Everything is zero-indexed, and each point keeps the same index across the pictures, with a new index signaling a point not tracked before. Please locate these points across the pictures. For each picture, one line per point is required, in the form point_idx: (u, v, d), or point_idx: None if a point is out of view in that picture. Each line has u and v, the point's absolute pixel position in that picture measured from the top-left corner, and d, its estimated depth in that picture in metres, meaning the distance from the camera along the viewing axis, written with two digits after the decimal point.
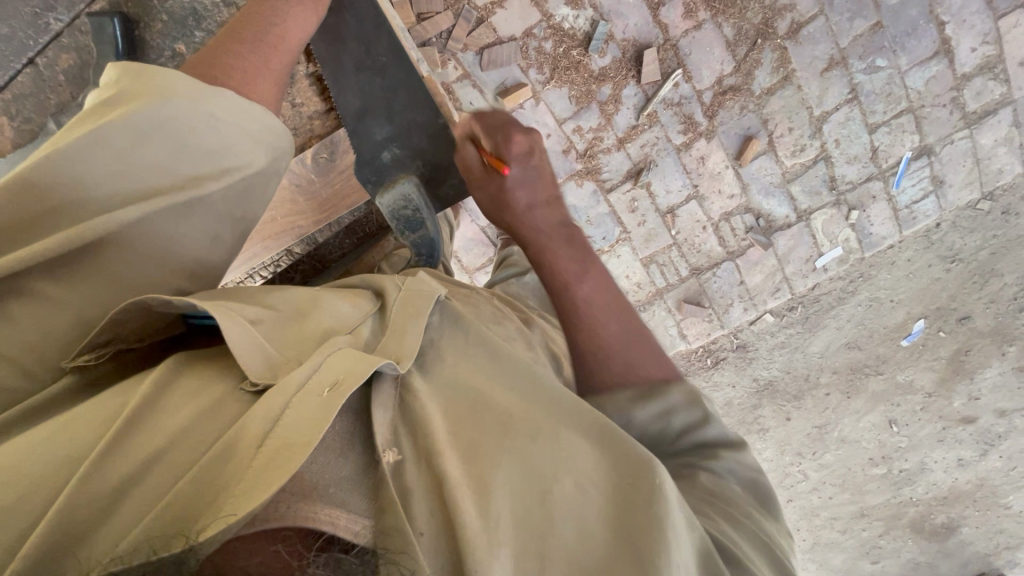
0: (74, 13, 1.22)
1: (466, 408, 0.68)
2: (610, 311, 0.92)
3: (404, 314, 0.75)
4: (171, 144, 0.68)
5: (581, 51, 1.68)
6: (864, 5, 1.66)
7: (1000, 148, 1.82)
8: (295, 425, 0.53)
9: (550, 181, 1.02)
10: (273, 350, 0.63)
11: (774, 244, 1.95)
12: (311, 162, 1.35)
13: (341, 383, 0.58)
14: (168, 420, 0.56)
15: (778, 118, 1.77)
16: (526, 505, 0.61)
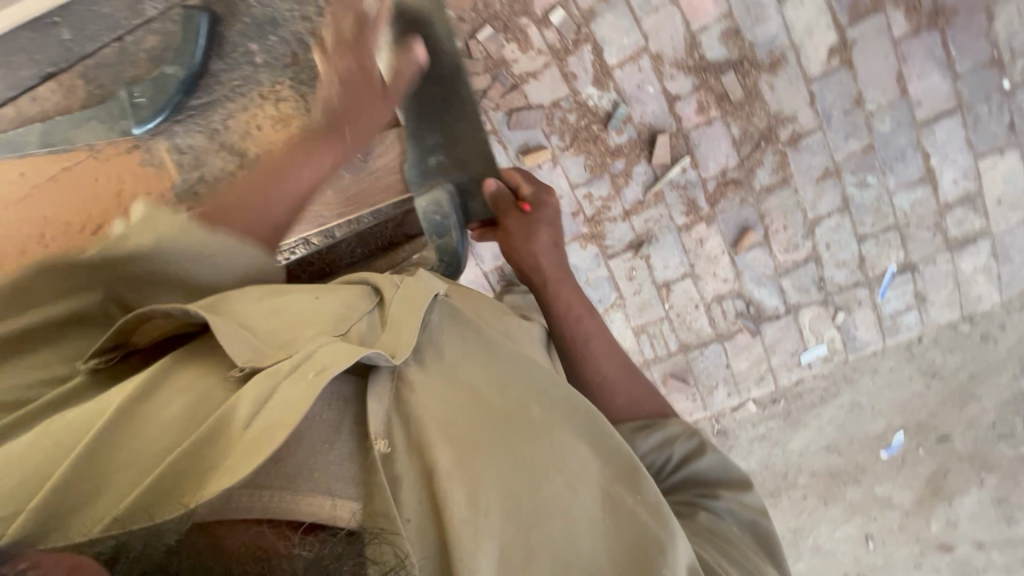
0: (170, 4, 1.39)
1: (460, 412, 0.84)
2: (598, 349, 1.32)
3: (401, 310, 0.93)
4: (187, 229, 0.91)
5: (601, 127, 1.83)
6: (859, 127, 1.81)
7: (979, 275, 1.93)
8: (273, 412, 0.71)
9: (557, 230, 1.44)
10: (262, 346, 0.81)
11: (762, 333, 2.01)
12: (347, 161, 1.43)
13: (324, 369, 0.76)
14: (165, 409, 0.76)
15: (775, 215, 1.90)
16: (510, 495, 0.79)
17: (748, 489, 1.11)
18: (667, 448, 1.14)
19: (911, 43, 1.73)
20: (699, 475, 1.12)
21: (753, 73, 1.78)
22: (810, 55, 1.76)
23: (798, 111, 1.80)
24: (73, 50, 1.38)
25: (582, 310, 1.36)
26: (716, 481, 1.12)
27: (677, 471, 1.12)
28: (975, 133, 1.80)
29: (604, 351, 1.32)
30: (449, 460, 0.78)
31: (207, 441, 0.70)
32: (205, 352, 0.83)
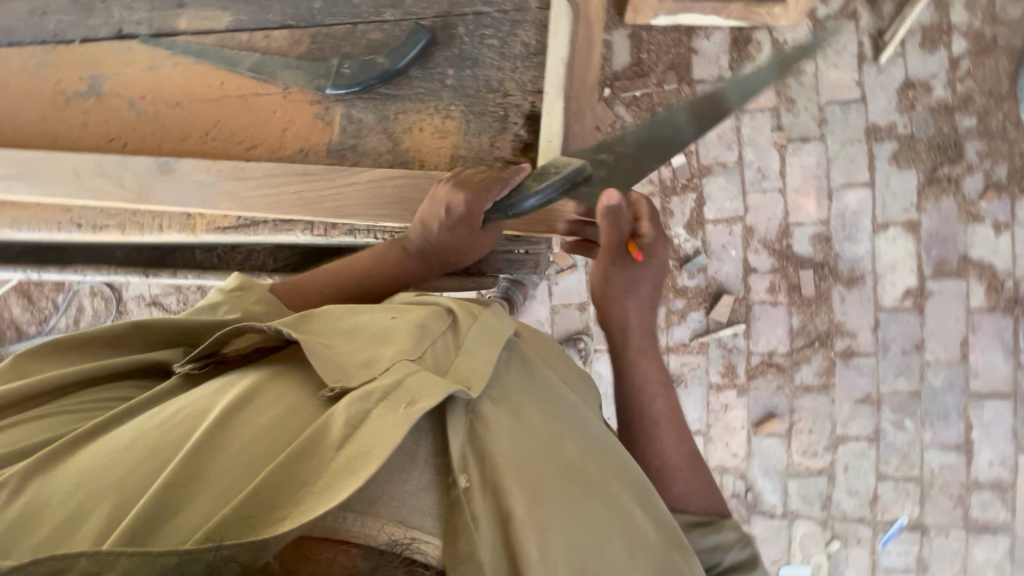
0: None
1: (535, 441, 0.64)
2: (664, 425, 0.85)
3: (478, 339, 0.69)
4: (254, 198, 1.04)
5: (676, 265, 1.95)
6: (911, 370, 1.85)
7: (989, 569, 1.83)
8: (373, 435, 0.53)
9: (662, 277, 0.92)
10: (341, 362, 0.63)
11: (750, 524, 1.93)
12: None
13: (416, 401, 0.56)
14: (247, 424, 0.56)
15: (804, 414, 1.90)
16: (600, 558, 0.59)
17: None
18: None
19: (983, 317, 1.81)
20: None
21: (829, 280, 1.88)
22: (887, 287, 1.86)
23: (858, 330, 1.87)
24: None
25: (661, 375, 0.89)
26: None
27: None
28: (1022, 426, 1.80)
29: (666, 437, 0.85)
30: (520, 503, 0.57)
31: (279, 479, 0.50)
32: (297, 362, 0.65)
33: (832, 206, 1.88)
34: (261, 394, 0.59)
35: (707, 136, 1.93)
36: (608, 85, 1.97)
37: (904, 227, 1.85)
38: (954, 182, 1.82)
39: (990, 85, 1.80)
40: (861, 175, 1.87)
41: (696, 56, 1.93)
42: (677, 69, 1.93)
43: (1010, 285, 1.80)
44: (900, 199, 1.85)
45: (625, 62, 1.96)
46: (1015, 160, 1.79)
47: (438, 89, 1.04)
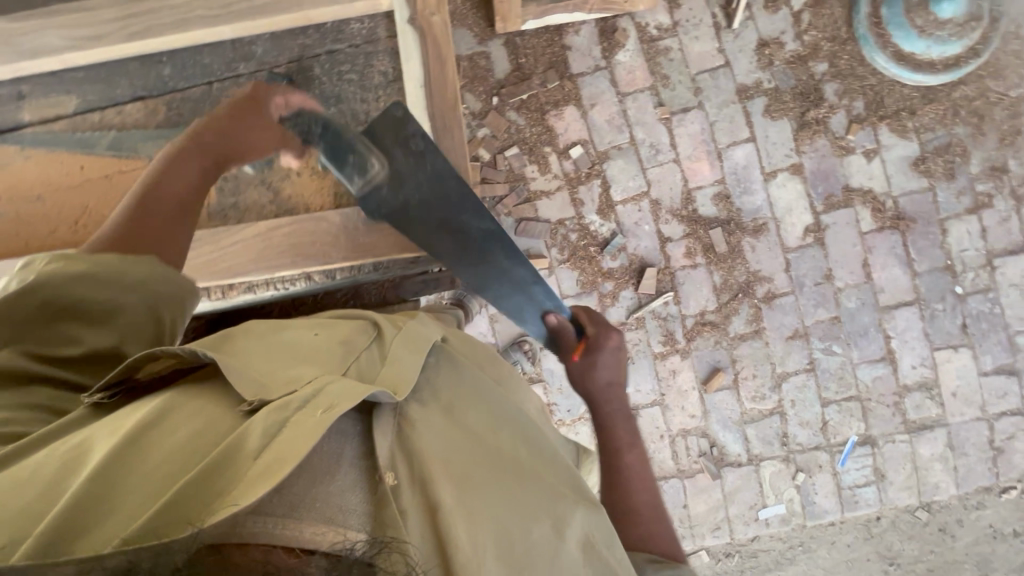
0: None
1: (464, 443, 0.82)
2: (639, 476, 1.07)
3: (400, 352, 0.89)
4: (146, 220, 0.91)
5: (597, 250, 2.01)
6: (827, 299, 1.98)
7: (936, 463, 1.98)
8: (287, 443, 0.64)
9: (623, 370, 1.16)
10: (265, 382, 0.75)
11: (722, 478, 2.00)
12: None
13: (334, 406, 0.70)
14: (166, 441, 0.64)
15: (745, 362, 1.99)
16: (519, 536, 0.75)
17: None
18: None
19: (875, 237, 1.97)
20: None
21: (737, 234, 1.99)
22: (789, 230, 1.99)
23: (774, 274, 1.99)
24: None
25: (631, 435, 1.11)
26: None
27: None
28: (932, 327, 1.97)
29: (641, 484, 1.06)
30: (450, 493, 0.73)
31: (202, 486, 0.58)
32: (212, 385, 0.75)
33: (724, 165, 2.01)
34: (175, 414, 0.68)
35: (597, 124, 2.02)
36: (496, 94, 2.02)
37: (790, 172, 2.00)
38: (822, 123, 1.98)
39: (832, 31, 1.98)
40: (742, 132, 2.00)
41: (570, 51, 2.01)
42: (556, 67, 2.01)
43: (890, 204, 1.97)
44: (780, 147, 2.00)
45: (506, 69, 2.01)
46: (868, 94, 1.97)
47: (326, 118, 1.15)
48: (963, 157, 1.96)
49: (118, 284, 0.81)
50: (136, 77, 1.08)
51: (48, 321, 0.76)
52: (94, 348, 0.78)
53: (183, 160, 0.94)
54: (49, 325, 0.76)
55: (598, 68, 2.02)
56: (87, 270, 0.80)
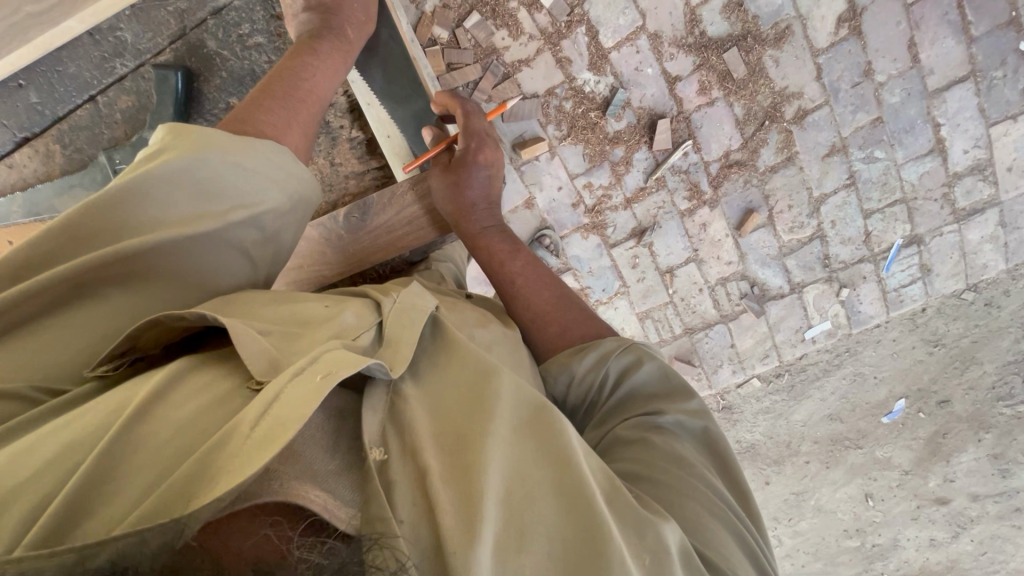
0: (140, 61, 1.37)
1: (456, 400, 0.79)
2: (534, 274, 1.20)
3: (397, 324, 0.87)
4: (201, 187, 0.82)
5: (599, 114, 1.75)
6: (868, 100, 1.73)
7: (986, 244, 1.91)
8: (289, 406, 0.63)
9: (495, 186, 1.30)
10: (278, 354, 0.73)
11: (766, 312, 2.01)
12: (344, 219, 1.37)
13: (331, 373, 0.67)
14: (169, 420, 0.65)
15: (779, 196, 1.85)
16: (518, 483, 0.70)
17: (694, 397, 0.96)
18: (603, 365, 1.01)
19: (923, 7, 1.64)
20: (642, 389, 0.99)
21: (756, 49, 1.68)
22: (817, 27, 1.66)
23: (804, 87, 1.72)
24: (43, 114, 1.39)
25: (511, 240, 1.26)
26: (658, 395, 0.98)
27: (616, 389, 1.00)
28: (989, 100, 1.73)
29: (535, 284, 1.19)
30: (442, 459, 0.71)
31: (210, 452, 0.59)
32: (216, 362, 0.74)
33: None
34: (182, 393, 0.68)
35: None
36: None
37: None
38: None
39: None
40: None
41: None
42: None
43: None
44: None
45: None
46: None
47: None
48: None
49: (255, 183, 0.88)
50: (6, 122, 1.39)
51: (196, 203, 0.81)
52: (229, 229, 0.84)
53: (318, 61, 1.09)
54: (204, 194, 0.82)
55: None
56: (231, 164, 0.86)
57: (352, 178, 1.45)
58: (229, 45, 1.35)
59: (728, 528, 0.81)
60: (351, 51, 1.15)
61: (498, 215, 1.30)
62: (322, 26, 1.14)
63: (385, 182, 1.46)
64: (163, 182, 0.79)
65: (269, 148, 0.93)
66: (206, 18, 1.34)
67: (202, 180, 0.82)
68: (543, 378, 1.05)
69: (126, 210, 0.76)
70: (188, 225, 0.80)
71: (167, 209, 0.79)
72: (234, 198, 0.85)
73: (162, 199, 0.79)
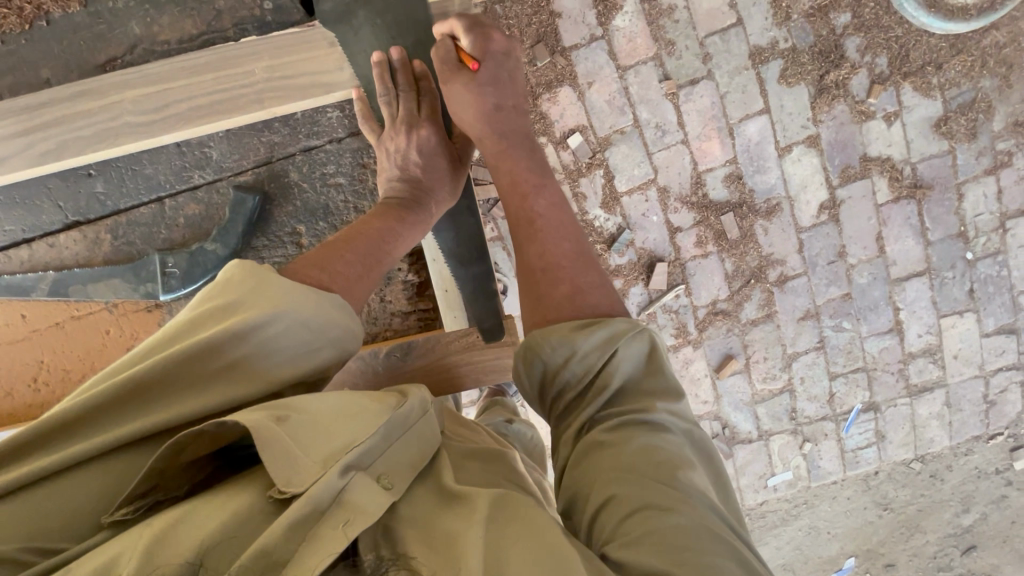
0: (219, 177, 1.26)
1: (441, 514, 0.73)
2: (554, 212, 1.07)
3: (411, 437, 0.80)
4: (266, 346, 0.76)
5: (604, 248, 1.88)
6: (839, 277, 1.93)
7: (933, 420, 2.07)
8: (308, 555, 0.60)
9: (514, 84, 1.14)
10: (300, 457, 0.66)
11: (733, 455, 2.08)
12: (383, 356, 1.28)
13: (352, 523, 0.64)
14: (198, 540, 0.60)
15: (757, 346, 1.97)
16: (499, 569, 0.63)
17: (685, 398, 0.87)
18: (612, 345, 0.88)
19: (891, 209, 1.88)
20: (632, 382, 0.88)
21: (750, 218, 1.87)
22: (803, 208, 1.87)
23: (787, 256, 1.91)
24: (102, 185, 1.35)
25: (531, 157, 1.13)
26: (649, 387, 0.87)
27: (611, 380, 0.87)
28: (940, 295, 1.95)
29: (560, 229, 1.06)
30: (427, 560, 0.65)
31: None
32: (233, 478, 0.69)
33: (736, 143, 1.82)
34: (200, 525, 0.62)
35: (596, 105, 1.78)
36: None
37: (806, 144, 1.83)
38: (843, 86, 1.79)
39: None
40: (756, 104, 1.80)
41: (560, 19, 1.72)
42: (546, 40, 1.72)
43: (909, 172, 1.85)
44: (796, 118, 1.81)
45: None
46: (893, 48, 1.76)
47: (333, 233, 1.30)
48: (987, 114, 1.82)
49: (320, 342, 0.82)
50: (60, 203, 1.25)
51: (253, 362, 0.74)
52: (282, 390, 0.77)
53: (402, 227, 1.08)
54: (267, 351, 0.76)
55: (594, 38, 1.74)
56: (296, 323, 0.79)
57: (396, 317, 1.39)
58: (310, 177, 1.27)
59: (736, 561, 0.69)
60: (431, 226, 1.14)
61: (520, 127, 1.15)
62: (409, 195, 1.14)
63: (428, 327, 1.39)
64: (225, 345, 0.73)
65: (340, 309, 0.87)
66: (295, 153, 1.27)
67: (269, 339, 0.76)
68: (539, 346, 0.91)
69: (184, 370, 0.71)
70: (243, 386, 0.73)
71: (224, 371, 0.73)
72: (295, 357, 0.78)
73: (222, 360, 0.73)
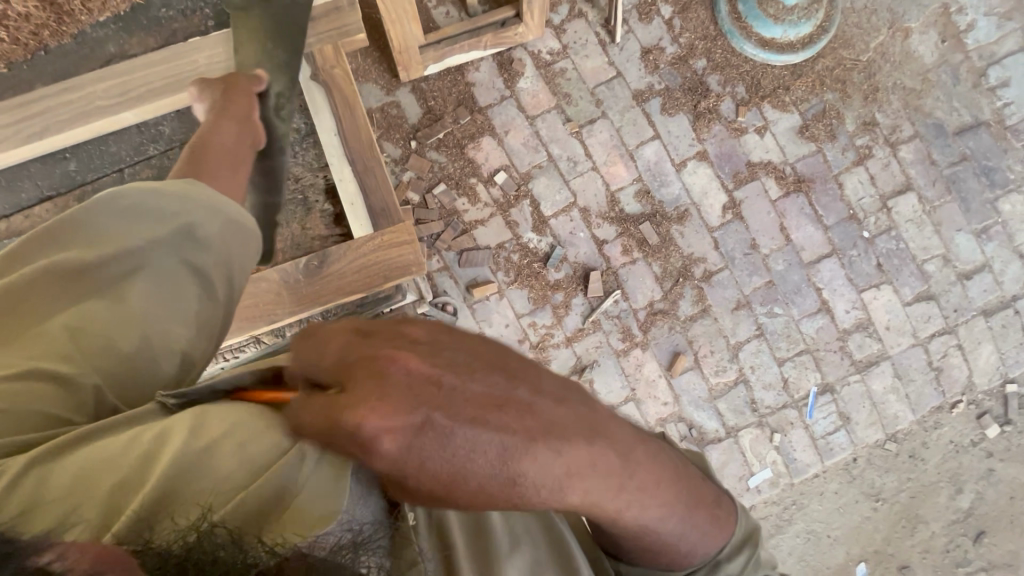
0: (170, 146, 1.52)
1: None
2: (653, 493, 0.74)
3: None
4: (128, 211, 0.95)
5: (542, 265, 2.07)
6: (758, 267, 2.12)
7: (890, 394, 2.12)
8: (324, 489, 0.65)
9: (508, 415, 0.60)
10: None
11: (707, 456, 2.06)
12: (303, 265, 1.44)
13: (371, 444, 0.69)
14: (222, 454, 0.66)
15: (701, 340, 2.08)
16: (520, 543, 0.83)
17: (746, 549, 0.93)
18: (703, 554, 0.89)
19: (785, 202, 2.15)
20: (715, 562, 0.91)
21: (665, 224, 2.11)
22: (709, 210, 2.13)
23: (706, 254, 2.11)
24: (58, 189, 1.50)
25: (587, 428, 0.66)
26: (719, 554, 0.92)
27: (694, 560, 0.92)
28: (853, 272, 2.14)
29: (653, 503, 0.76)
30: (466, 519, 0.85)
31: (263, 510, 0.63)
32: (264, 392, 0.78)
33: (638, 164, 2.14)
34: (212, 419, 0.70)
35: (514, 148, 2.12)
36: (413, 137, 2.08)
37: (697, 159, 2.15)
38: (714, 111, 2.17)
39: (702, 31, 2.18)
40: (646, 132, 2.15)
41: (474, 87, 2.12)
42: (465, 103, 2.11)
43: (790, 170, 2.16)
44: (683, 139, 2.16)
45: (418, 113, 2.09)
46: (745, 79, 2.18)
47: None
48: (839, 119, 2.19)
49: (184, 203, 0.99)
50: (38, 183, 1.48)
51: (126, 224, 0.93)
52: (161, 238, 0.94)
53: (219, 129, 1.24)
54: (130, 213, 0.95)
55: (503, 97, 2.13)
56: (153, 194, 0.98)
57: (317, 241, 1.59)
58: None
59: None
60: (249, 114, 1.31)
61: (553, 469, 0.63)
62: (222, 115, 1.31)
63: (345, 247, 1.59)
64: (94, 214, 0.93)
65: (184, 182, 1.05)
66: None
67: (132, 206, 0.95)
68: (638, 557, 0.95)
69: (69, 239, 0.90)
70: (120, 238, 0.91)
71: (104, 231, 0.92)
72: (162, 214, 0.96)
73: (96, 225, 0.92)
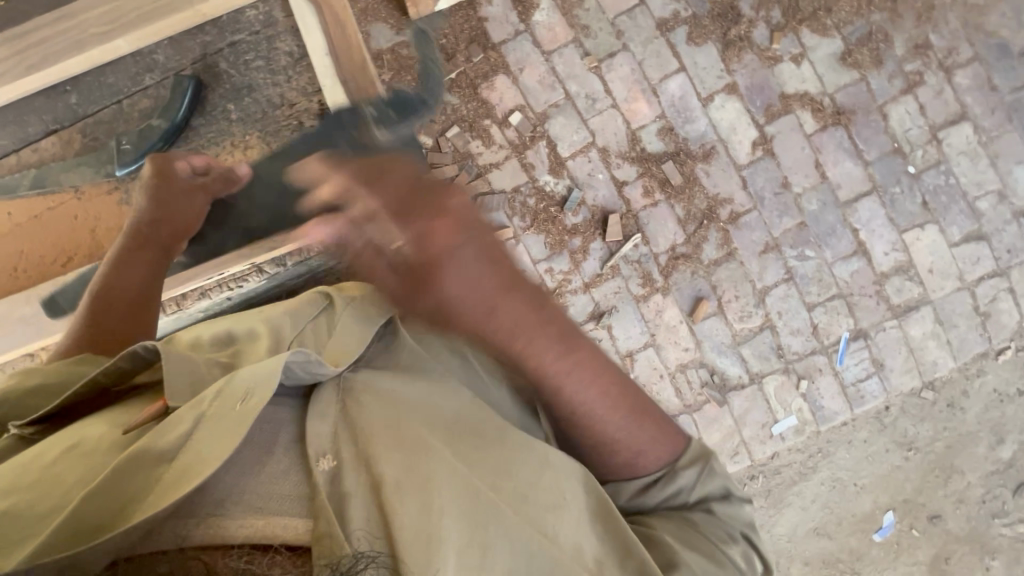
0: (166, 75, 1.48)
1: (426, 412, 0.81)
2: (598, 376, 0.87)
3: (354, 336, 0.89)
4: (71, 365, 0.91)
5: (558, 209, 2.01)
6: (790, 207, 2.00)
7: (929, 340, 2.00)
8: (215, 449, 0.63)
9: (455, 257, 0.79)
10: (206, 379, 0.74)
11: (729, 403, 2.01)
12: (298, 192, 1.38)
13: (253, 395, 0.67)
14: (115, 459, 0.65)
15: (726, 285, 2.00)
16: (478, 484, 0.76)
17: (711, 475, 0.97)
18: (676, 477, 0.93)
19: (821, 137, 2.00)
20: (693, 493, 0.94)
21: (689, 163, 2.00)
22: (737, 147, 2.01)
23: (733, 194, 2.00)
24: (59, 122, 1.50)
25: (538, 299, 0.84)
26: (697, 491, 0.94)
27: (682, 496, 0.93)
28: (895, 211, 1.99)
29: (597, 382, 0.88)
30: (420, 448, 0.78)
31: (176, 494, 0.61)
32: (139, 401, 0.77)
33: (661, 100, 2.02)
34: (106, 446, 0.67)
35: (529, 86, 2.03)
36: (425, 78, 2.01)
37: (726, 92, 2.01)
38: (746, 38, 2.00)
39: None
40: (671, 64, 2.02)
41: (487, 22, 2.02)
42: (477, 40, 2.02)
43: (828, 102, 2.00)
44: (711, 71, 2.01)
45: (429, 53, 2.01)
46: (782, 1, 2.00)
47: (228, 126, 1.50)
48: (887, 43, 1.99)
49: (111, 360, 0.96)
50: (43, 117, 1.47)
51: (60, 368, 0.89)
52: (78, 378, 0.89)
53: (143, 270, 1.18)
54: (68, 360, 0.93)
55: (518, 32, 2.02)
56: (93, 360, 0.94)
57: None
58: (236, 64, 1.49)
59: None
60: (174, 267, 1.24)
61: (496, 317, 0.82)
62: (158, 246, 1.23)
63: None
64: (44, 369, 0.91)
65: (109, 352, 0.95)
66: (223, 48, 1.49)
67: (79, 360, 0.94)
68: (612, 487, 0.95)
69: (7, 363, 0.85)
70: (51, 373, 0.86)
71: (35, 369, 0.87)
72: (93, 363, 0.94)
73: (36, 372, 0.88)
